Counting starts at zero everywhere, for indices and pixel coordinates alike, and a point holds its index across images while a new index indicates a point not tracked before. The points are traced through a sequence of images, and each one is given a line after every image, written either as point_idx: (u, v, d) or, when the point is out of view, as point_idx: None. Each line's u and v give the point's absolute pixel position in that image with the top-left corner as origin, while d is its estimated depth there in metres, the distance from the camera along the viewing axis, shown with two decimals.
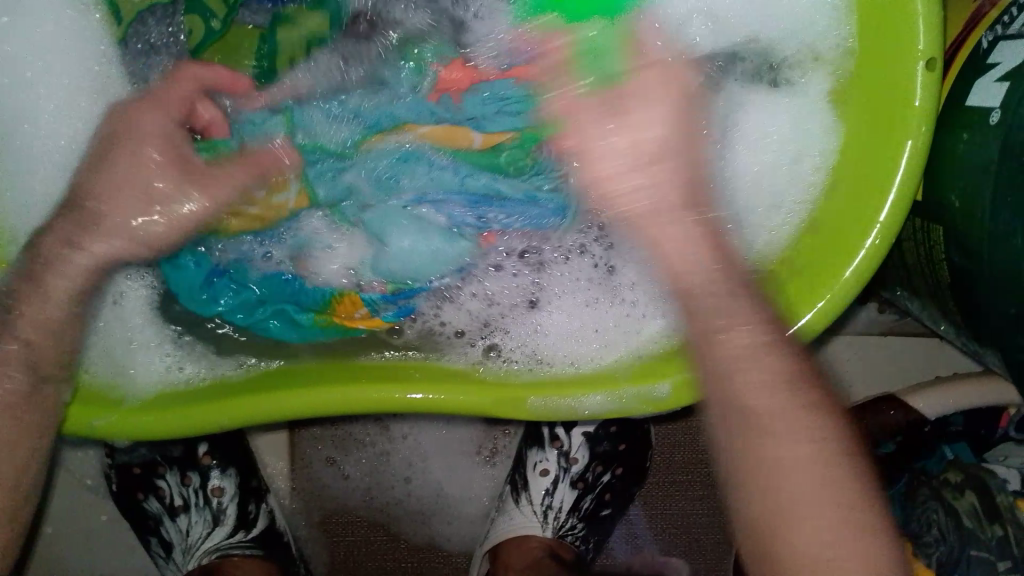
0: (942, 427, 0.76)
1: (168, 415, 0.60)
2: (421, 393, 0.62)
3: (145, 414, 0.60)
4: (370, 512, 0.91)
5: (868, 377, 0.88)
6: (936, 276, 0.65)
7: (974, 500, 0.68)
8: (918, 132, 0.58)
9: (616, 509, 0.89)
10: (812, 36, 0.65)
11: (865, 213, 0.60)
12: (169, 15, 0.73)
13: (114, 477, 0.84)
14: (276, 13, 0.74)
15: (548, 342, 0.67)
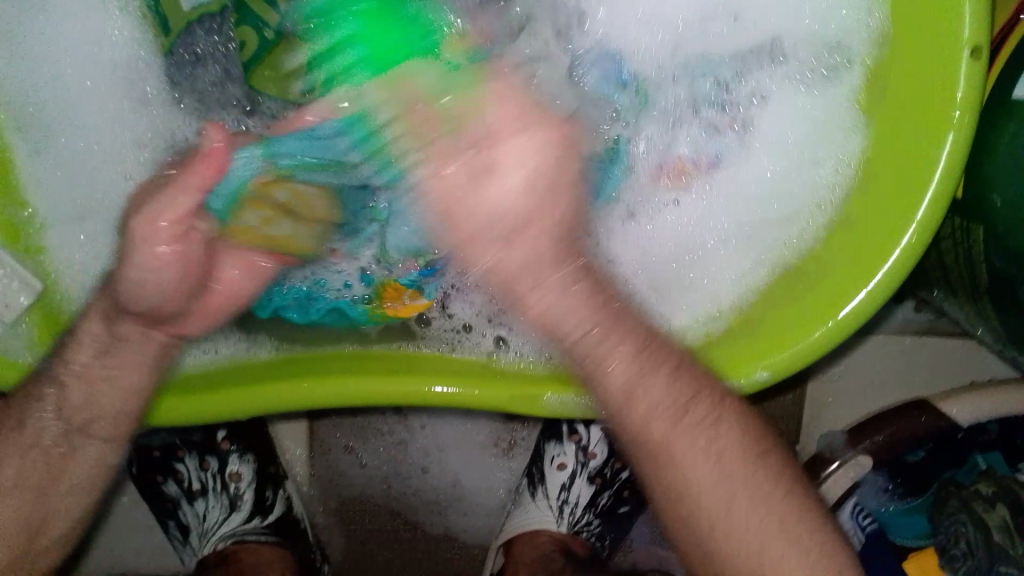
0: (975, 436, 0.73)
1: (199, 399, 0.61)
2: (447, 386, 0.62)
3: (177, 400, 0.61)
4: (388, 500, 0.92)
5: (901, 379, 0.85)
6: (974, 278, 0.62)
7: (1006, 514, 0.66)
8: (959, 128, 0.55)
9: (636, 507, 0.88)
10: (837, 31, 0.64)
11: (901, 209, 0.58)
12: (218, 27, 0.73)
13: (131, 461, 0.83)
14: None
15: None
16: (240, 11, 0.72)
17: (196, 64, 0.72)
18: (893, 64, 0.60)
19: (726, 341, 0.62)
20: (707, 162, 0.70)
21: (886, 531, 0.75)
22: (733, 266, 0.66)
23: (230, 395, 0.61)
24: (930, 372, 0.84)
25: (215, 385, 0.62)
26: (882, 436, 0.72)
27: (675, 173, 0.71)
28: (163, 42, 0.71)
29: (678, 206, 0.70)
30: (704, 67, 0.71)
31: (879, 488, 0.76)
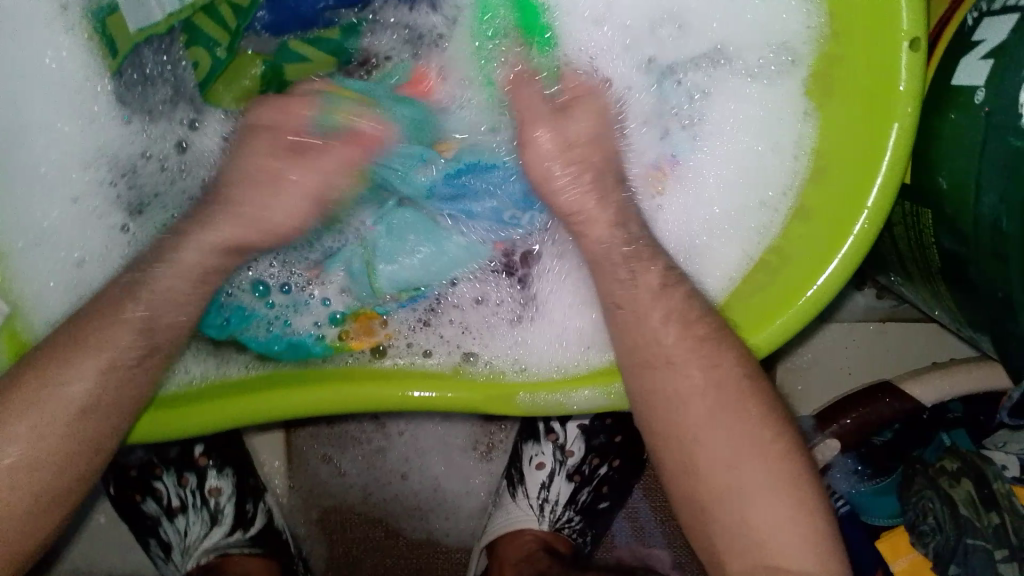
0: (940, 415, 0.75)
1: (176, 418, 0.61)
2: (425, 391, 0.63)
3: (155, 418, 0.61)
4: (368, 508, 0.92)
5: (868, 364, 0.86)
6: (926, 259, 0.64)
7: (970, 488, 0.67)
8: (905, 116, 0.57)
9: (615, 503, 0.89)
10: (784, 33, 0.65)
11: (853, 200, 0.59)
12: (166, 48, 0.69)
13: (109, 481, 0.83)
14: (282, 46, 0.72)
15: (526, 343, 0.67)
16: (190, 31, 0.69)
17: (145, 84, 0.69)
18: (839, 59, 0.62)
19: (738, 306, 0.63)
20: (673, 162, 0.70)
21: (859, 512, 0.76)
22: (722, 257, 0.66)
23: (207, 411, 0.61)
24: (893, 356, 0.86)
25: (194, 399, 0.62)
26: (850, 420, 0.74)
27: (655, 181, 0.70)
28: (111, 64, 0.69)
29: (664, 206, 0.69)
30: (655, 72, 0.70)
31: (849, 469, 0.77)
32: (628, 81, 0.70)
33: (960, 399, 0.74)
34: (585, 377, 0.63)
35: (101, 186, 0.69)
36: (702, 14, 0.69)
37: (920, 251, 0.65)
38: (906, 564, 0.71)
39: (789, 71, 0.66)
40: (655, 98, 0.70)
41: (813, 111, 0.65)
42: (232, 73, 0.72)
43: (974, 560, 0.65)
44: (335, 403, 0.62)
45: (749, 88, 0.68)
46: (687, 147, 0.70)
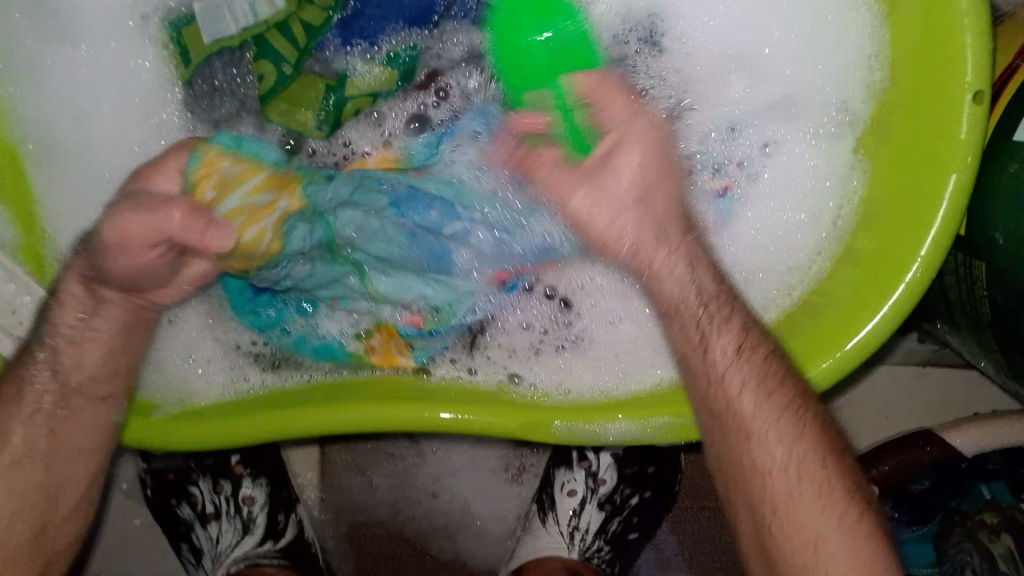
0: (979, 465, 0.73)
1: (202, 429, 0.62)
2: (453, 413, 0.63)
3: (177, 427, 0.63)
4: (397, 525, 0.93)
5: (906, 409, 0.86)
6: (977, 313, 0.64)
7: (1010, 543, 0.68)
8: (964, 166, 0.57)
9: (643, 534, 0.89)
10: (843, 89, 0.66)
11: (909, 245, 0.59)
12: (237, 61, 0.70)
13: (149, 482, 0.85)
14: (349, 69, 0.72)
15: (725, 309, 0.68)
16: (260, 45, 0.69)
17: (215, 97, 0.70)
18: (893, 109, 0.62)
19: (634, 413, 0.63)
20: (719, 223, 0.70)
21: (894, 559, 0.75)
22: (761, 304, 0.67)
23: (216, 428, 0.62)
24: (932, 402, 0.86)
25: (212, 414, 0.64)
26: (888, 465, 0.73)
27: (702, 227, 0.70)
28: (184, 75, 0.70)
29: (714, 250, 0.69)
30: (713, 128, 0.71)
31: (886, 516, 0.76)
32: (697, 128, 0.72)
33: (1000, 450, 0.72)
34: (646, 406, 0.64)
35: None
36: (764, 58, 0.70)
37: (972, 304, 0.64)
38: None
39: (846, 131, 0.67)
40: (721, 146, 0.71)
41: (864, 164, 0.65)
42: (296, 94, 0.71)
43: None
44: (357, 422, 0.63)
45: (802, 142, 0.69)
46: (736, 203, 0.70)
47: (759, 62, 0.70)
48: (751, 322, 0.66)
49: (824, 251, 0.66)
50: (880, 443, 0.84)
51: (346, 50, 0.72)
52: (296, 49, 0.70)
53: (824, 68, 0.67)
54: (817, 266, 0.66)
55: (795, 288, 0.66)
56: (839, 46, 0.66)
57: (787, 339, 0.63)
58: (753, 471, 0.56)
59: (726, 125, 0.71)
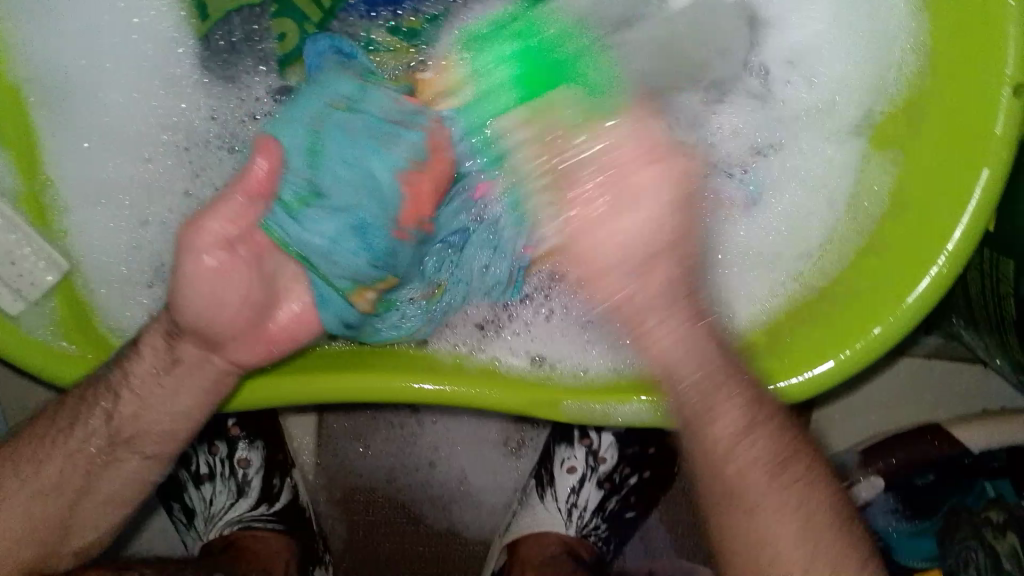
0: (985, 463, 0.73)
1: (282, 384, 0.61)
2: (435, 385, 0.62)
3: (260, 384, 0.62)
4: (393, 492, 0.92)
5: (910, 400, 0.86)
6: (1000, 310, 0.62)
7: (1016, 542, 0.66)
8: (996, 162, 0.56)
9: (640, 513, 0.88)
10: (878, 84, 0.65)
11: (934, 239, 0.58)
12: (256, 18, 0.70)
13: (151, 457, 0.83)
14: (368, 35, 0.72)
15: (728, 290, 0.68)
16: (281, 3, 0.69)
17: (230, 53, 0.70)
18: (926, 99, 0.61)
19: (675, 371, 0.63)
20: (752, 204, 0.69)
21: (894, 552, 0.75)
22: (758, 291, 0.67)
23: (299, 381, 0.62)
24: (938, 394, 0.85)
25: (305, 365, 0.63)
26: (894, 458, 0.73)
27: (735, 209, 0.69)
28: (200, 28, 0.69)
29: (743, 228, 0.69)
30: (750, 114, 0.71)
31: (889, 509, 0.75)
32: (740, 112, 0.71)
33: (1009, 449, 0.72)
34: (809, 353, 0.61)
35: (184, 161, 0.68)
36: (813, 51, 0.69)
37: (994, 302, 0.63)
38: None
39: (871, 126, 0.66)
40: (766, 125, 0.71)
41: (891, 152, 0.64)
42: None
43: None
44: (357, 394, 0.62)
45: (846, 124, 0.68)
46: (765, 185, 0.70)
47: (804, 53, 0.69)
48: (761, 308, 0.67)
49: (836, 241, 0.66)
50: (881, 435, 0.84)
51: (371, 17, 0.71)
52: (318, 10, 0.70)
53: (877, 64, 0.65)
54: (833, 253, 0.65)
55: (800, 274, 0.67)
56: (881, 39, 0.65)
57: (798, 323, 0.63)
58: (769, 467, 0.55)
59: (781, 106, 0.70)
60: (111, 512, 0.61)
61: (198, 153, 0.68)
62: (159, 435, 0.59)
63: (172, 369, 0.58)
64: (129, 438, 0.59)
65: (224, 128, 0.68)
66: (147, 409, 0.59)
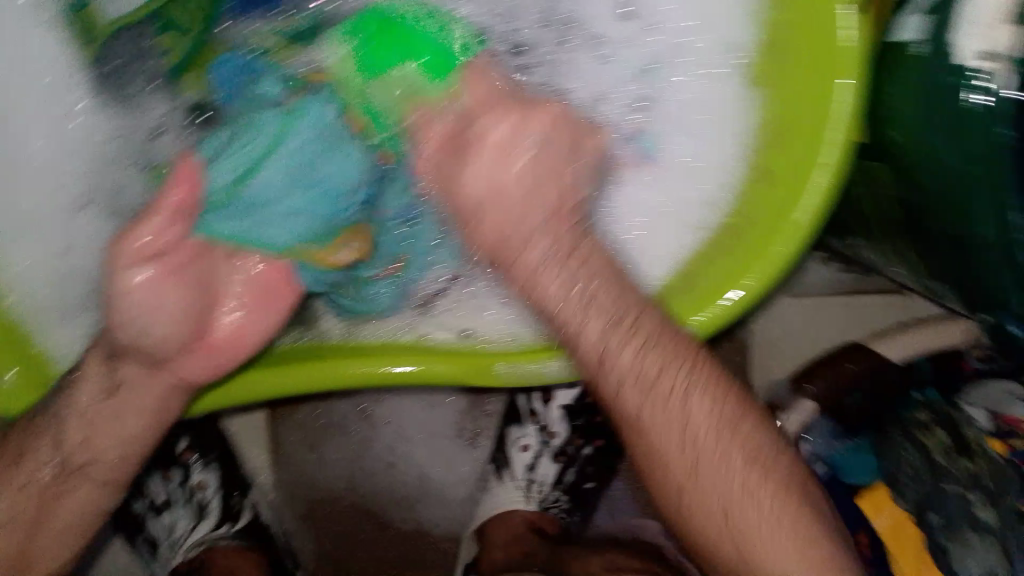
0: (910, 374, 0.76)
1: (231, 390, 0.63)
2: (397, 366, 0.63)
3: (216, 395, 0.63)
4: (357, 498, 0.93)
5: (837, 333, 0.89)
6: (888, 214, 0.66)
7: (945, 437, 0.70)
8: (852, 72, 0.57)
9: (600, 483, 0.89)
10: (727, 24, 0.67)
11: (812, 156, 0.59)
12: (141, 37, 0.72)
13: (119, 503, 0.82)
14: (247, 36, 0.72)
15: (635, 246, 0.70)
16: (165, 18, 0.72)
17: (123, 72, 0.72)
18: (782, 27, 0.63)
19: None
20: (643, 160, 0.72)
21: (838, 474, 0.75)
22: (669, 240, 0.69)
23: (253, 380, 0.62)
24: (863, 321, 0.89)
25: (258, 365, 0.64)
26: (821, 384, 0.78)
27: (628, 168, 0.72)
28: (91, 54, 0.71)
29: (644, 184, 0.71)
30: (622, 69, 0.73)
31: (827, 432, 0.77)
32: (592, 80, 0.74)
33: (927, 356, 0.76)
34: (718, 284, 0.62)
35: (98, 190, 0.72)
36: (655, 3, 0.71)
37: (883, 208, 0.66)
38: (888, 520, 0.72)
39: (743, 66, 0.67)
40: (632, 84, 0.73)
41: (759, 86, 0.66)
42: (203, 64, 0.72)
43: (952, 508, 0.68)
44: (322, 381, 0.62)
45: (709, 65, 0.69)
46: (656, 139, 0.72)
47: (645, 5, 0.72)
48: (669, 260, 0.68)
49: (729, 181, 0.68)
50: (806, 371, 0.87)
51: (243, 16, 0.73)
52: (198, 18, 0.72)
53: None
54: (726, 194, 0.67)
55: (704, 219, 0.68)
56: None
57: (707, 263, 0.65)
58: None
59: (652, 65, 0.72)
60: (75, 532, 0.63)
61: (106, 179, 0.72)
62: (88, 441, 0.61)
63: (116, 394, 0.61)
64: (82, 465, 0.61)
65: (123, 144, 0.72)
66: (74, 415, 0.61)
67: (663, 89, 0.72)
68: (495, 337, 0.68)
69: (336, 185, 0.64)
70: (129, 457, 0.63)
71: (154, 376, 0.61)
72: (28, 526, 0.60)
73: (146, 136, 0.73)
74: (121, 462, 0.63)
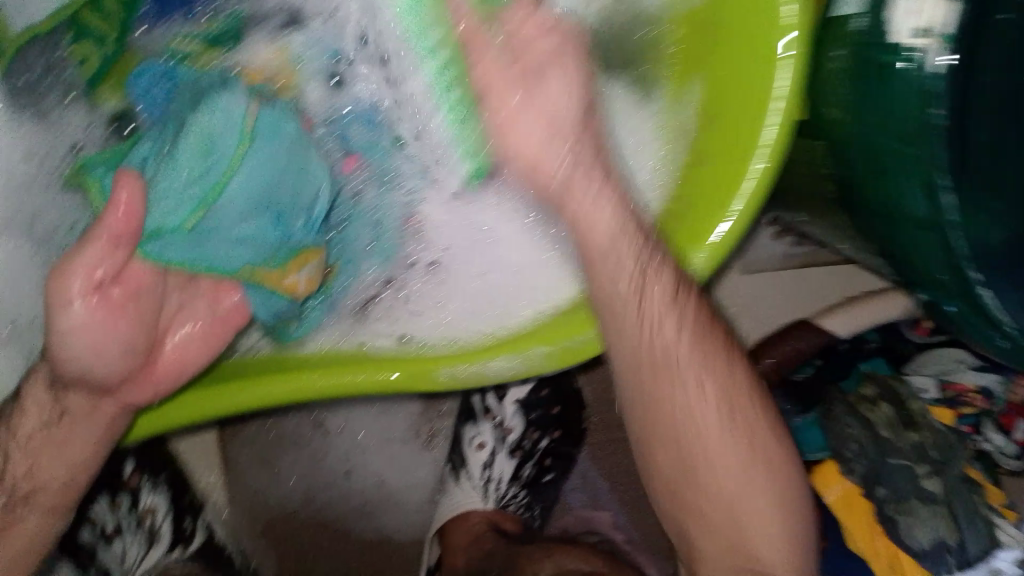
0: (857, 345, 0.78)
1: (168, 413, 0.58)
2: (355, 374, 0.59)
3: (148, 421, 0.59)
4: (313, 511, 0.91)
5: (787, 306, 0.89)
6: (821, 190, 0.66)
7: (889, 409, 0.71)
8: (794, 51, 0.58)
9: (559, 475, 0.88)
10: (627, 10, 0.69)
11: (750, 135, 0.60)
12: (52, 48, 0.67)
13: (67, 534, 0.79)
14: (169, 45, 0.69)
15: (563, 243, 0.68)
16: (76, 27, 0.67)
17: (35, 91, 0.68)
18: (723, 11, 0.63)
19: (536, 322, 0.62)
20: None
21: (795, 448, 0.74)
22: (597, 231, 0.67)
23: (190, 403, 0.58)
24: (813, 299, 0.89)
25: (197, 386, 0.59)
26: (771, 358, 0.76)
27: None
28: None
29: None
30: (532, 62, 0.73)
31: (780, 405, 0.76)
32: None
33: (875, 328, 0.77)
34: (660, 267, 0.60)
35: (18, 212, 0.69)
36: None
37: (816, 184, 0.67)
38: (839, 493, 0.71)
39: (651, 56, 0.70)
40: None
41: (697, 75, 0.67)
42: (120, 76, 0.68)
43: (898, 481, 0.68)
44: (265, 400, 0.58)
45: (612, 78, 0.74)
46: None
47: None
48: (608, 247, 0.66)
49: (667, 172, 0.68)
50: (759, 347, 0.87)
51: (162, 24, 0.70)
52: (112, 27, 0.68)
53: None
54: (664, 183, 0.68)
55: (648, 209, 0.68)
56: None
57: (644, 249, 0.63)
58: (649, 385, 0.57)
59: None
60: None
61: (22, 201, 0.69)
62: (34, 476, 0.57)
63: (60, 424, 0.56)
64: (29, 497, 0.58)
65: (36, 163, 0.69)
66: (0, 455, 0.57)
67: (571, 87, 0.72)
68: (452, 336, 0.65)
69: (290, 207, 0.61)
70: (77, 484, 0.58)
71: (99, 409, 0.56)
72: None
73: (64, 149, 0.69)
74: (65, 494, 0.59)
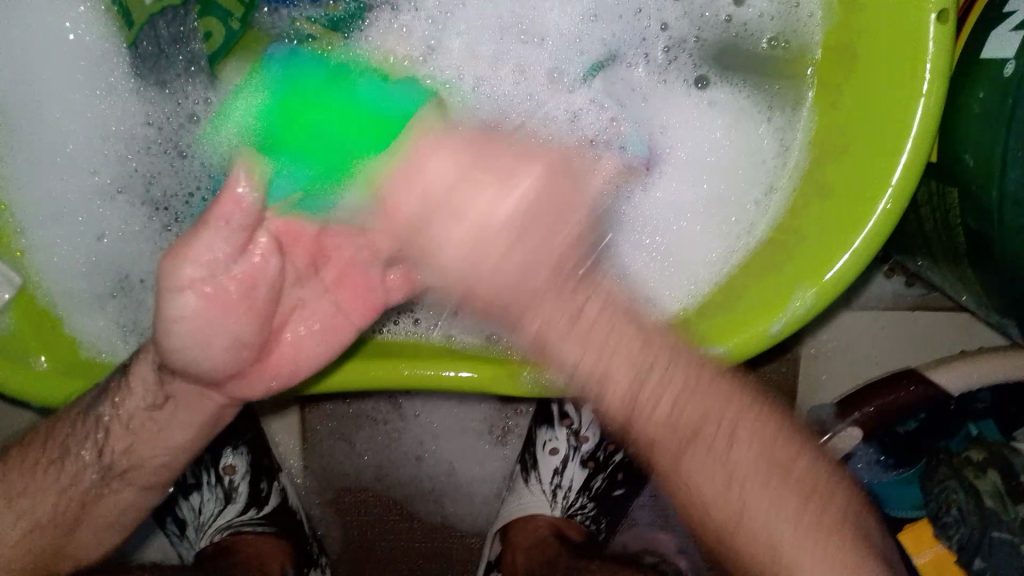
0: (967, 405, 0.72)
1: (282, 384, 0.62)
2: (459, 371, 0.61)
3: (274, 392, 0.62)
4: (384, 489, 0.92)
5: (893, 351, 0.84)
6: (953, 241, 0.61)
7: (997, 478, 0.67)
8: (930, 92, 0.53)
9: (630, 490, 0.87)
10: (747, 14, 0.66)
11: (877, 179, 0.55)
12: (181, 19, 0.70)
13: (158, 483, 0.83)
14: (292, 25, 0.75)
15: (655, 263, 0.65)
16: (205, 3, 0.71)
17: (162, 57, 0.71)
18: (858, 39, 0.58)
19: (712, 311, 0.60)
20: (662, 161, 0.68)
21: (882, 503, 0.74)
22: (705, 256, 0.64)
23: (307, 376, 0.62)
24: (921, 343, 0.83)
25: None
26: (872, 407, 0.71)
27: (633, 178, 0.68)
28: (127, 37, 0.70)
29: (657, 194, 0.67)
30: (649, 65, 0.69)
31: (873, 459, 0.75)
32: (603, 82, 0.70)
33: (990, 388, 0.71)
34: (774, 303, 0.57)
35: (135, 176, 0.70)
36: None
37: (947, 234, 0.62)
38: (930, 557, 0.70)
39: (775, 71, 0.65)
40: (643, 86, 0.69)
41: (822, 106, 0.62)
42: (246, 53, 0.74)
43: (999, 554, 0.65)
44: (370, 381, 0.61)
45: (721, 93, 0.68)
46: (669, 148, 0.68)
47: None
48: (713, 268, 0.63)
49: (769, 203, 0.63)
50: (853, 390, 0.82)
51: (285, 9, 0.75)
52: (241, 5, 0.73)
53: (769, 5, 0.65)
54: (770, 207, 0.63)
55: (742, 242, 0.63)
56: None
57: (749, 284, 0.60)
58: None
59: (694, 76, 0.68)
60: (109, 531, 0.63)
61: (139, 165, 0.70)
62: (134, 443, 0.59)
63: (164, 404, 0.57)
64: (146, 458, 0.60)
65: (153, 129, 0.71)
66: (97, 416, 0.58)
67: (674, 98, 0.69)
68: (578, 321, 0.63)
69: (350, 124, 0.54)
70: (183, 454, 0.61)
71: (204, 395, 0.57)
72: (63, 524, 0.61)
73: (183, 120, 0.71)
74: (166, 460, 0.61)
